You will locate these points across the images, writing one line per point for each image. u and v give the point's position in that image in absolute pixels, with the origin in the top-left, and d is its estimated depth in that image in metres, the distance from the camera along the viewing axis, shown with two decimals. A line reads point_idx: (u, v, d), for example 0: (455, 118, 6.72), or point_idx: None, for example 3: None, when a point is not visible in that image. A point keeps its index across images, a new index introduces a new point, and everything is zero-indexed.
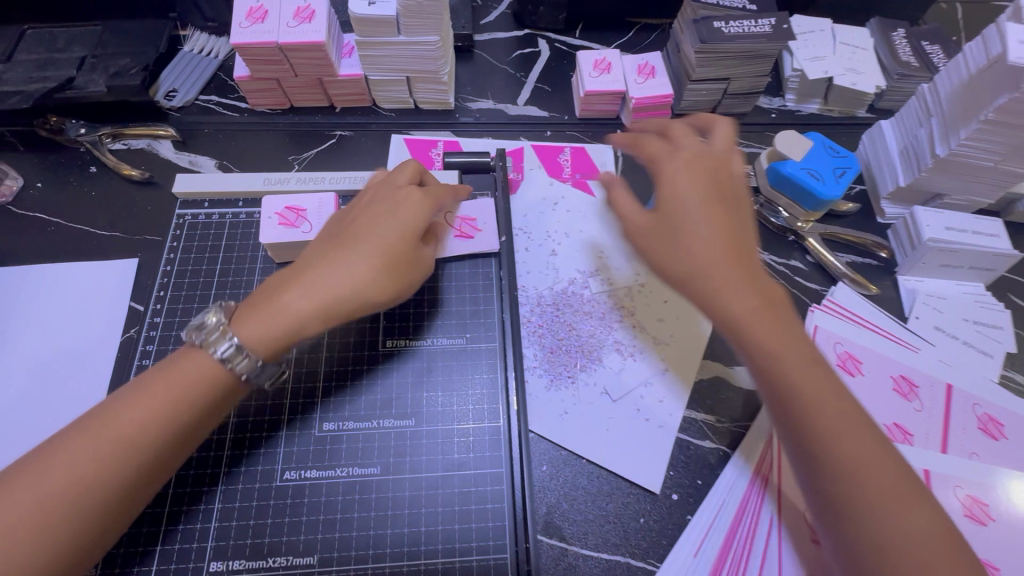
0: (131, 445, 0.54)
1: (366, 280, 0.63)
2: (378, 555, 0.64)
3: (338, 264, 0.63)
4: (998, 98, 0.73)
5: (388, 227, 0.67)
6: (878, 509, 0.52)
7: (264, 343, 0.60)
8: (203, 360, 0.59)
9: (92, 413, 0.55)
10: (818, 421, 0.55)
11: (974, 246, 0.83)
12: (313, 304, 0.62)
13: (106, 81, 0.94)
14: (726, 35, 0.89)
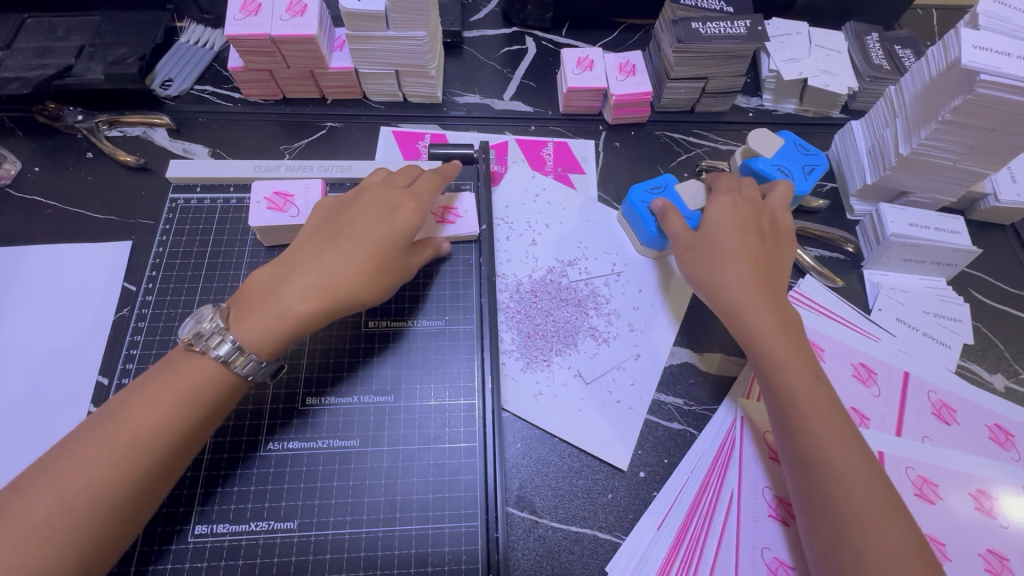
0: (141, 444, 0.58)
1: (363, 280, 0.70)
2: (356, 521, 0.68)
3: (335, 266, 0.69)
4: (954, 99, 0.76)
5: (387, 232, 0.73)
6: (853, 505, 0.62)
7: (264, 339, 0.65)
8: (206, 364, 0.63)
9: (99, 419, 0.59)
10: (810, 428, 0.66)
11: (935, 242, 0.87)
12: (309, 302, 0.67)
13: (103, 70, 0.97)
14: (703, 35, 0.93)
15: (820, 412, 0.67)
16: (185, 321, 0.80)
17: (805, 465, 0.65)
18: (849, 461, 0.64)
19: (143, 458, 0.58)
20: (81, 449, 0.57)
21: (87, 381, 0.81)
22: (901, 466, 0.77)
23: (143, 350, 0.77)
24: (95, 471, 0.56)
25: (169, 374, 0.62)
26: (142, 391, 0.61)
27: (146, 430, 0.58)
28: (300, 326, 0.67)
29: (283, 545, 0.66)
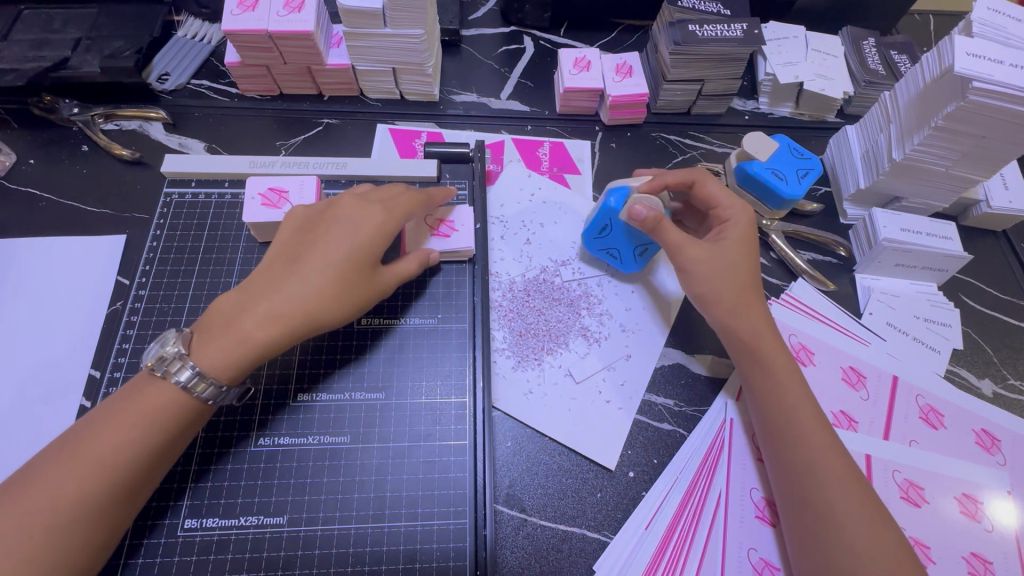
0: (117, 460, 0.58)
1: (329, 304, 0.67)
2: (345, 517, 0.68)
3: (299, 290, 0.67)
4: (946, 107, 0.77)
5: (358, 251, 0.70)
6: (837, 514, 0.64)
7: (225, 367, 0.63)
8: (167, 389, 0.62)
9: (62, 445, 0.58)
10: (794, 438, 0.68)
11: (926, 247, 0.88)
12: (271, 329, 0.65)
13: (99, 62, 0.96)
14: (700, 38, 0.93)
15: (810, 418, 0.69)
16: (177, 316, 0.80)
17: (792, 475, 0.67)
18: (836, 468, 0.66)
19: (109, 482, 0.57)
20: (45, 475, 0.56)
21: (79, 374, 0.81)
22: (888, 470, 0.78)
23: (135, 344, 0.77)
24: (59, 495, 0.55)
25: (132, 398, 0.61)
26: (107, 413, 0.60)
27: (110, 453, 0.58)
28: (263, 352, 0.65)
29: (273, 540, 0.67)
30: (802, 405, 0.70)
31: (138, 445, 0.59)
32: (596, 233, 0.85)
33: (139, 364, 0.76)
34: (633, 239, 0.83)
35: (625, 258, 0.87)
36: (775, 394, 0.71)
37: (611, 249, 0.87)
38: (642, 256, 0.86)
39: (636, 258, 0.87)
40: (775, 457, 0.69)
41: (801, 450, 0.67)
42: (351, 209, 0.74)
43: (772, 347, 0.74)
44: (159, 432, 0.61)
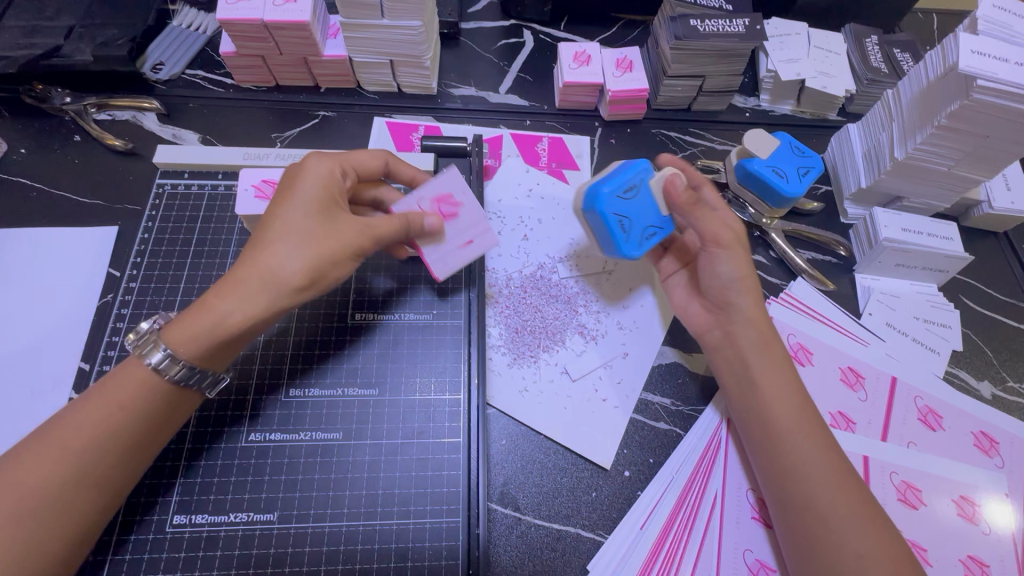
0: (95, 449, 0.58)
1: (289, 266, 0.62)
2: (336, 514, 0.68)
3: (260, 254, 0.62)
4: (950, 105, 0.76)
5: (320, 211, 0.65)
6: (826, 513, 0.63)
7: (192, 343, 0.61)
8: (138, 371, 0.61)
9: (36, 432, 0.58)
10: (780, 438, 0.68)
11: (927, 248, 0.87)
12: (230, 298, 0.61)
13: (92, 51, 0.94)
14: (701, 33, 0.92)
15: (795, 418, 0.68)
16: (168, 308, 0.79)
17: (780, 483, 0.67)
18: (826, 473, 0.65)
19: (78, 470, 0.57)
20: (16, 462, 0.56)
21: (69, 367, 0.80)
22: (886, 471, 0.77)
23: (125, 337, 0.76)
24: (28, 482, 0.55)
25: (105, 384, 0.61)
26: (80, 399, 0.60)
27: (80, 439, 0.57)
28: (228, 324, 0.61)
29: (262, 536, 0.66)
30: (789, 411, 0.69)
31: (109, 432, 0.58)
32: (619, 192, 0.75)
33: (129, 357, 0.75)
34: (652, 213, 0.76)
35: (632, 235, 0.76)
36: (761, 403, 0.70)
37: (623, 216, 0.75)
38: (647, 240, 0.77)
39: (640, 241, 0.76)
40: (762, 465, 0.69)
41: (788, 458, 0.67)
42: (313, 173, 0.68)
43: (758, 360, 0.72)
44: (130, 420, 0.60)
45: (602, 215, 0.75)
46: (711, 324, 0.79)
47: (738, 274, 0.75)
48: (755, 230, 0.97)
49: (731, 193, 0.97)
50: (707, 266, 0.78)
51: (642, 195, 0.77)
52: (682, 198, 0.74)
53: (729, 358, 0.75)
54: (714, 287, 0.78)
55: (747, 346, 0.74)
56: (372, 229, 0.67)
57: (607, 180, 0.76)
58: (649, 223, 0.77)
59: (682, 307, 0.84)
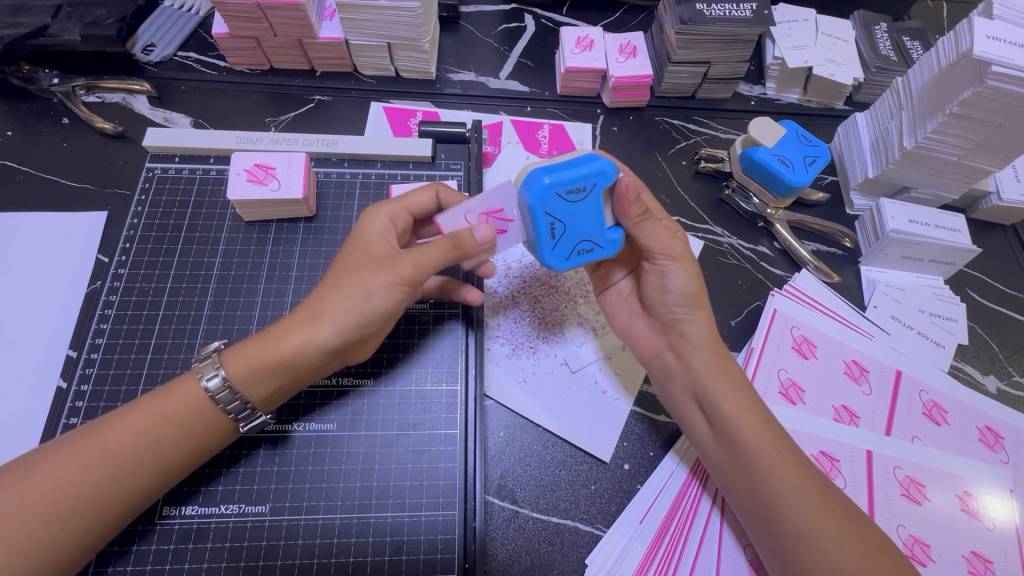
0: (130, 461, 0.56)
1: (339, 299, 0.61)
2: (330, 506, 0.66)
3: (320, 290, 0.63)
4: (963, 92, 0.74)
5: (371, 250, 0.65)
6: (807, 529, 0.61)
7: (243, 369, 0.60)
8: (192, 388, 0.60)
9: (81, 430, 0.58)
10: (751, 456, 0.65)
11: (934, 240, 0.85)
12: (283, 329, 0.61)
13: (80, 30, 0.91)
14: (708, 17, 0.89)
15: (762, 433, 0.66)
16: (158, 296, 0.77)
17: (757, 507, 0.64)
18: (811, 496, 0.62)
19: (114, 477, 0.56)
20: (54, 460, 0.55)
21: (58, 354, 0.78)
22: (888, 466, 0.76)
23: (114, 324, 0.75)
24: (57, 484, 0.54)
25: (158, 391, 0.60)
26: (131, 404, 0.59)
27: (121, 445, 0.56)
28: (276, 353, 0.60)
29: (254, 528, 0.64)
30: (760, 435, 0.65)
31: (148, 444, 0.57)
32: (560, 191, 0.63)
33: (119, 344, 0.74)
34: (592, 223, 0.67)
35: (562, 245, 0.67)
36: (727, 430, 0.67)
37: (557, 220, 0.65)
38: (578, 254, 0.68)
39: (570, 252, 0.68)
40: (741, 498, 0.65)
41: (769, 487, 0.63)
42: (371, 215, 0.69)
43: (716, 383, 0.68)
44: (169, 434, 0.58)
45: (533, 211, 0.64)
46: (661, 347, 0.74)
47: (690, 290, 0.70)
48: (759, 221, 0.95)
49: (734, 183, 0.95)
50: (656, 280, 0.72)
51: (590, 201, 0.65)
52: (634, 209, 0.65)
53: (684, 382, 0.71)
54: (663, 305, 0.72)
55: (704, 370, 0.70)
56: (414, 256, 0.63)
57: (554, 173, 0.63)
58: (585, 236, 0.67)
59: (625, 326, 0.78)
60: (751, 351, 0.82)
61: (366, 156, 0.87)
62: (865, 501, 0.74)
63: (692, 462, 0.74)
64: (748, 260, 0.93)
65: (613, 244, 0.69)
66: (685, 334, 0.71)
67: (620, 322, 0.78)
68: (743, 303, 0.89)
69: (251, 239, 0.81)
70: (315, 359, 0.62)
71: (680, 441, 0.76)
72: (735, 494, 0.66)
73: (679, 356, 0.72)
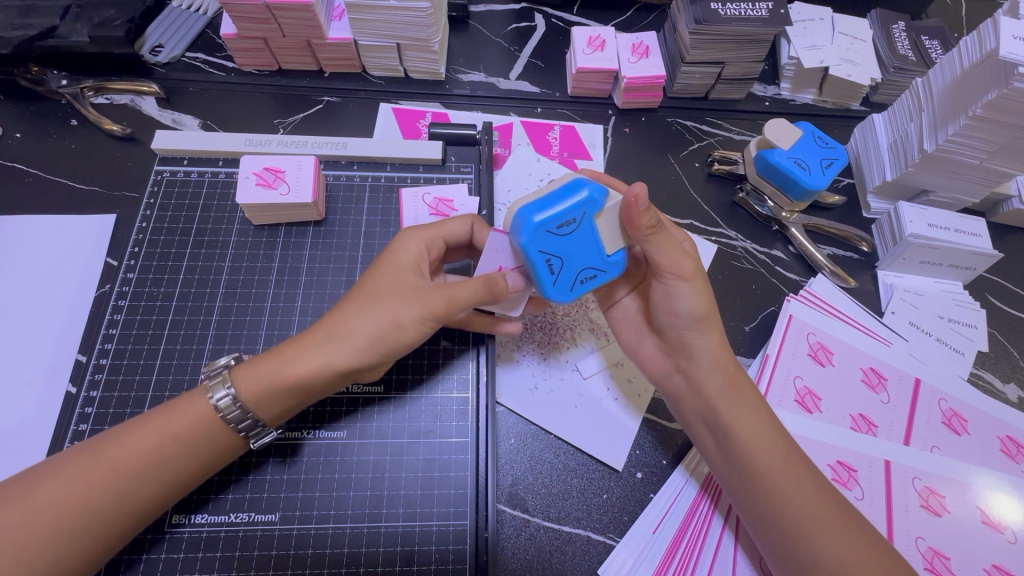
0: (134, 478, 0.56)
1: (361, 323, 0.61)
2: (340, 516, 0.66)
3: (340, 312, 0.62)
4: (987, 94, 0.72)
5: (399, 275, 0.65)
6: (820, 540, 0.60)
7: (255, 389, 0.59)
8: (201, 405, 0.59)
9: (88, 442, 0.57)
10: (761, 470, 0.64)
11: (953, 244, 0.83)
12: (299, 348, 0.61)
13: (88, 31, 0.91)
14: (722, 17, 0.88)
15: (773, 448, 0.65)
16: (167, 300, 0.76)
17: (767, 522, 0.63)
18: (826, 520, 0.61)
19: (120, 491, 0.55)
20: (59, 472, 0.54)
21: (66, 359, 0.78)
22: (907, 477, 0.75)
23: (123, 329, 0.74)
24: (63, 496, 0.53)
25: (168, 407, 0.60)
26: (140, 418, 0.59)
27: (129, 460, 0.56)
28: (291, 373, 0.60)
29: (264, 537, 0.64)
30: (773, 459, 0.64)
31: (156, 460, 0.56)
32: (550, 227, 0.62)
33: (128, 350, 0.73)
34: (589, 249, 0.65)
35: (563, 278, 0.65)
36: (737, 454, 0.65)
37: (553, 255, 0.63)
38: (581, 283, 0.66)
39: (573, 283, 0.66)
40: (757, 524, 0.64)
41: (785, 513, 0.62)
42: (399, 238, 0.68)
43: (727, 407, 0.67)
44: (176, 450, 0.57)
45: (525, 251, 0.62)
46: (669, 368, 0.72)
47: (699, 311, 0.68)
48: (774, 224, 0.94)
49: (749, 185, 0.94)
50: (664, 300, 0.69)
51: (582, 231, 0.64)
52: (640, 221, 0.62)
53: (697, 406, 0.70)
54: (672, 326, 0.70)
55: (714, 394, 0.68)
56: (445, 293, 0.63)
57: (541, 211, 0.62)
58: (584, 264, 0.65)
59: (635, 347, 0.76)
60: (766, 358, 0.80)
61: (376, 159, 0.86)
62: (883, 514, 0.72)
63: (703, 478, 0.73)
64: (761, 265, 0.91)
65: (615, 267, 0.67)
66: (693, 356, 0.69)
67: (629, 343, 0.77)
68: (758, 308, 0.88)
69: (260, 243, 0.80)
70: (330, 380, 0.61)
71: (689, 456, 0.74)
72: (751, 521, 0.65)
73: (689, 378, 0.70)
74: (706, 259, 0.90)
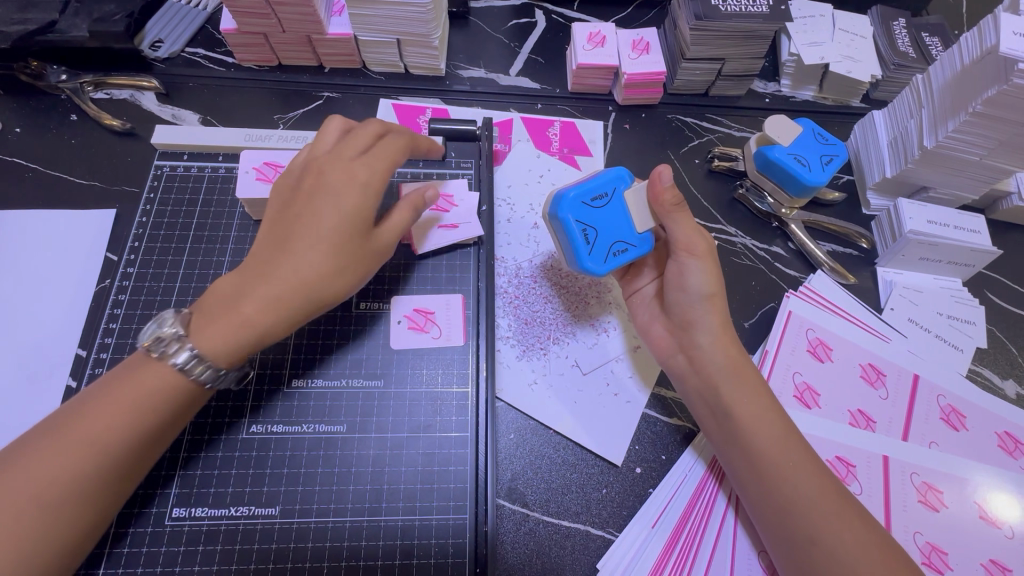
0: (108, 448, 0.54)
1: (314, 271, 0.62)
2: (340, 509, 0.66)
3: (283, 258, 0.62)
4: (988, 90, 0.72)
5: (340, 205, 0.64)
6: (820, 523, 0.60)
7: (215, 348, 0.59)
8: (163, 371, 0.58)
9: (51, 422, 0.55)
10: (762, 453, 0.64)
11: (952, 241, 0.83)
12: (254, 297, 0.60)
13: (88, 26, 0.91)
14: (723, 13, 0.87)
15: (775, 434, 0.65)
16: (168, 295, 0.76)
17: (766, 505, 0.63)
18: (825, 505, 0.61)
19: (86, 482, 0.53)
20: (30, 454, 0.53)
21: (67, 353, 0.78)
22: (906, 473, 0.75)
23: (123, 324, 0.74)
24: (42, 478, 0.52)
25: (123, 373, 0.58)
26: (96, 390, 0.57)
27: (98, 434, 0.54)
28: (248, 326, 0.60)
29: (264, 531, 0.64)
30: (773, 439, 0.65)
31: (127, 426, 0.55)
32: (586, 200, 0.68)
33: (128, 343, 0.73)
34: (622, 221, 0.70)
35: (597, 248, 0.69)
36: (738, 433, 0.66)
37: (589, 225, 0.69)
38: (614, 256, 0.69)
39: (607, 255, 0.69)
40: (756, 503, 0.64)
41: (785, 495, 0.62)
42: (336, 172, 0.66)
43: (730, 386, 0.68)
44: (147, 413, 0.57)
45: (563, 221, 0.68)
46: (674, 348, 0.74)
47: (706, 290, 0.71)
48: (774, 220, 0.94)
49: (749, 181, 0.93)
50: (676, 277, 0.73)
51: (614, 205, 0.70)
52: (663, 196, 0.68)
53: (700, 386, 0.71)
54: (679, 303, 0.73)
55: (718, 376, 0.69)
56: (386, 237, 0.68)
57: (576, 187, 0.69)
58: (618, 237, 0.69)
59: (645, 328, 0.78)
60: (765, 354, 0.80)
61: None
62: (882, 509, 0.72)
63: (709, 459, 0.73)
64: (762, 261, 0.91)
65: (646, 243, 0.70)
66: (698, 336, 0.71)
67: (639, 323, 0.79)
68: (758, 304, 0.88)
69: None
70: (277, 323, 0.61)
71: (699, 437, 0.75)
72: (751, 502, 0.65)
73: (693, 358, 0.72)
74: None
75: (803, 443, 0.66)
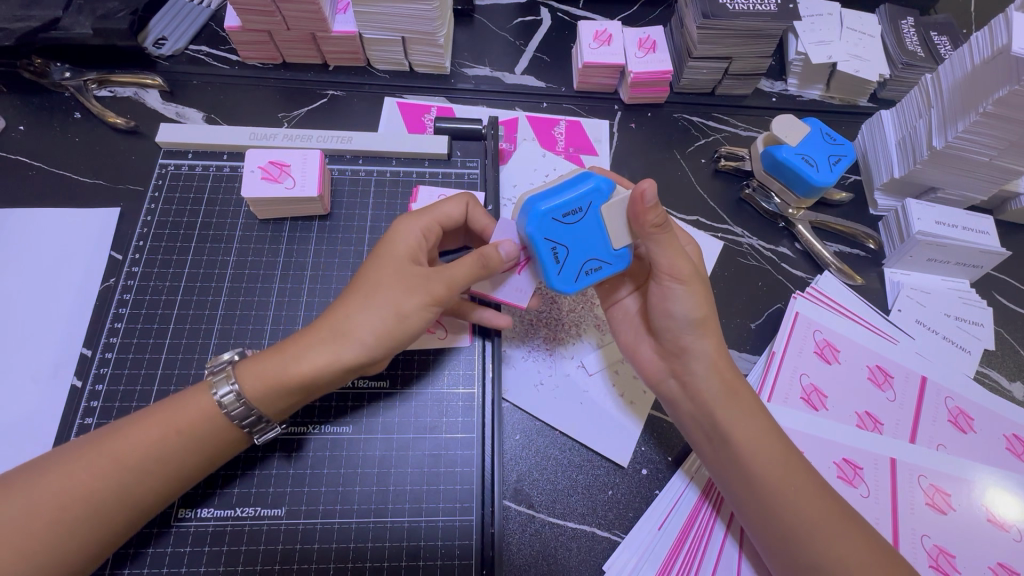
0: (137, 475, 0.55)
1: (364, 319, 0.60)
2: (346, 511, 0.66)
3: (340, 308, 0.61)
4: (998, 90, 0.71)
5: (398, 264, 0.63)
6: (823, 546, 0.60)
7: (260, 386, 0.59)
8: (204, 401, 0.59)
9: (94, 434, 0.57)
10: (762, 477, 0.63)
11: (960, 241, 0.83)
12: (303, 346, 0.59)
13: (92, 23, 0.90)
14: (731, 11, 0.87)
15: (772, 457, 0.64)
16: (173, 294, 0.76)
17: (768, 528, 0.63)
18: (826, 525, 0.61)
19: (104, 512, 0.54)
20: (64, 465, 0.54)
21: (71, 353, 0.78)
22: (913, 476, 0.75)
23: (128, 323, 0.74)
24: (67, 491, 0.53)
25: (172, 401, 0.59)
26: (144, 412, 0.59)
27: (129, 458, 0.56)
28: (296, 372, 0.59)
29: (270, 532, 0.64)
30: (771, 457, 0.64)
31: (158, 455, 0.56)
32: (557, 215, 0.62)
33: (133, 344, 0.73)
34: (597, 238, 0.65)
35: (568, 267, 0.65)
36: (736, 455, 0.65)
37: (559, 244, 0.64)
38: (586, 274, 0.66)
39: (577, 274, 0.66)
40: (758, 528, 0.64)
41: (786, 518, 0.61)
42: (402, 236, 0.66)
43: (723, 411, 0.67)
44: (179, 448, 0.57)
45: (532, 239, 0.63)
46: (664, 371, 0.72)
47: (695, 315, 0.68)
48: (780, 221, 0.93)
49: (756, 181, 0.93)
50: (660, 303, 0.69)
51: (589, 220, 0.64)
52: (645, 217, 0.61)
53: (693, 411, 0.69)
54: (668, 329, 0.70)
55: (711, 401, 0.67)
56: (446, 277, 0.62)
57: (547, 199, 0.62)
58: (590, 256, 0.65)
59: (632, 347, 0.76)
60: (772, 356, 0.80)
61: (379, 153, 0.86)
62: (889, 511, 0.72)
63: (704, 482, 0.72)
64: (768, 261, 0.91)
65: (621, 260, 0.67)
66: (690, 364, 0.69)
67: (626, 342, 0.77)
68: (764, 305, 0.87)
69: (264, 238, 0.80)
70: (336, 376, 0.60)
71: (689, 460, 0.74)
72: (752, 524, 0.64)
73: (684, 383, 0.70)
74: (712, 256, 0.90)
75: (802, 462, 0.65)
